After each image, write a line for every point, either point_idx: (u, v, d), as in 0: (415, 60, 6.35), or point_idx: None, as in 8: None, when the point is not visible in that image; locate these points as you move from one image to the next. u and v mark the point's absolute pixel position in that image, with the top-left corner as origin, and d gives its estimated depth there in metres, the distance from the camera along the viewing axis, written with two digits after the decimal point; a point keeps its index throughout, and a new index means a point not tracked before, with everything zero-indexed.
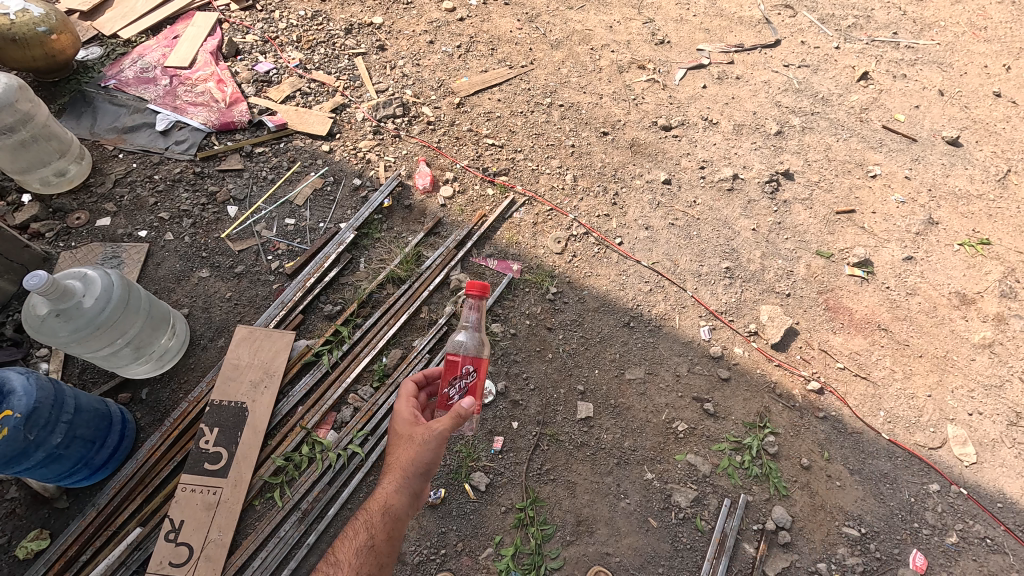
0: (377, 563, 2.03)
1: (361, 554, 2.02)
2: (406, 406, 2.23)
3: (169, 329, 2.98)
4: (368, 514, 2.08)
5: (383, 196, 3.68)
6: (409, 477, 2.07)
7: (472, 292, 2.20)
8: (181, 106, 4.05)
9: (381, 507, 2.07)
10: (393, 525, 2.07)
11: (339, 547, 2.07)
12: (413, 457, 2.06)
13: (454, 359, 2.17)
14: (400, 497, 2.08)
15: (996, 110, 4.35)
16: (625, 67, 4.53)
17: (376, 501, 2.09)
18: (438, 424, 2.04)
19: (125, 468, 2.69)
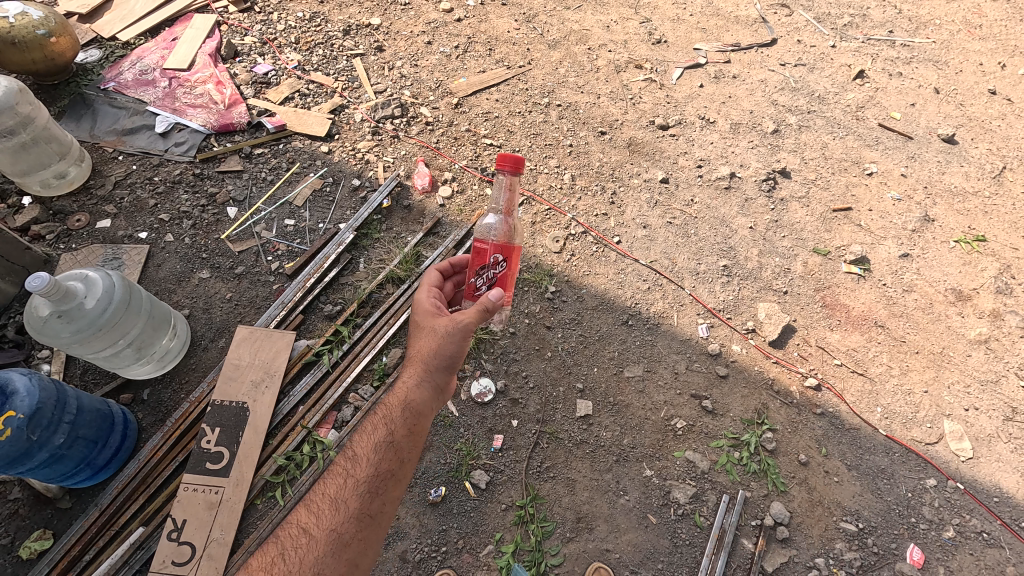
0: (397, 459, 2.08)
1: (379, 452, 2.07)
2: (429, 300, 2.29)
3: (170, 330, 2.99)
4: (387, 410, 2.13)
5: (382, 197, 3.70)
6: (431, 371, 2.15)
7: (504, 168, 2.09)
8: (180, 108, 4.06)
9: (401, 402, 2.14)
10: (413, 421, 2.13)
11: (359, 443, 2.12)
12: (434, 350, 2.12)
13: (482, 247, 2.14)
14: (420, 392, 2.15)
15: (991, 107, 4.38)
16: (623, 67, 4.55)
17: (396, 396, 2.16)
18: (463, 317, 2.08)
19: (127, 468, 2.71)
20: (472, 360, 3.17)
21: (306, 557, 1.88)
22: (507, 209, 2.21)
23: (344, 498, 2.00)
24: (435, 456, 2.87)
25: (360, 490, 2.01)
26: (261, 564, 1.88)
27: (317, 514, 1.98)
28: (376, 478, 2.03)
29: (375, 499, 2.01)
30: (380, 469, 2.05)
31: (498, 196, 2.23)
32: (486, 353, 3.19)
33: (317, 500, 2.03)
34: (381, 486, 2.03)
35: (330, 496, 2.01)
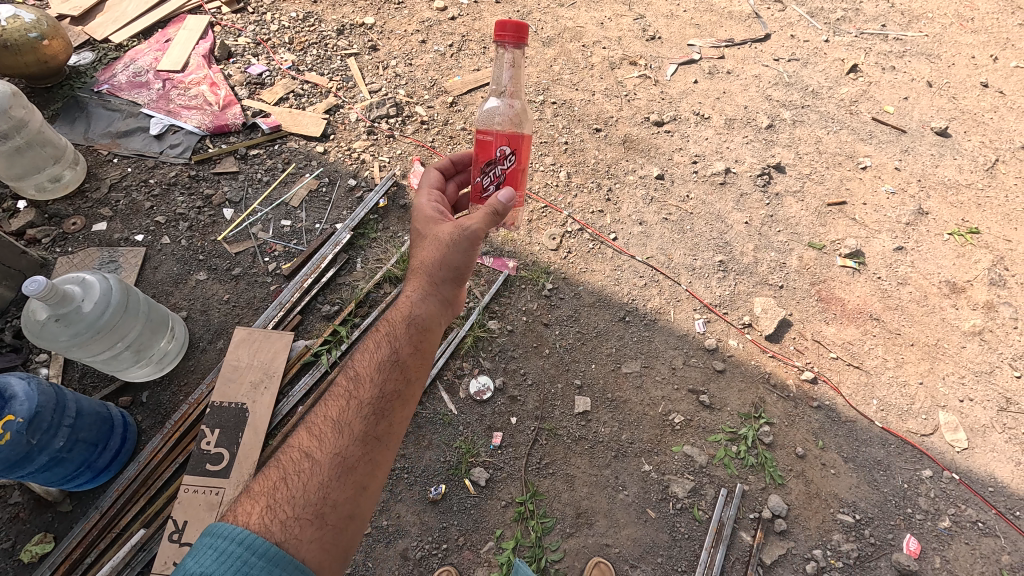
0: (404, 378, 1.90)
1: (383, 371, 1.88)
2: (432, 211, 2.23)
3: (168, 332, 2.99)
4: (391, 328, 1.97)
5: (379, 196, 3.71)
6: (439, 280, 2.05)
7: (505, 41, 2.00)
8: (174, 109, 4.05)
9: (406, 316, 1.99)
10: (421, 337, 1.98)
11: (360, 362, 1.92)
12: (441, 258, 2.03)
13: (487, 145, 2.07)
14: (427, 305, 2.03)
15: (983, 100, 4.40)
16: (617, 64, 4.56)
17: (402, 309, 2.01)
18: (471, 221, 2.01)
19: (128, 471, 2.71)
20: (471, 358, 3.18)
21: (310, 482, 1.64)
22: (511, 90, 2.21)
23: (348, 420, 1.77)
24: (435, 454, 2.89)
25: (364, 412, 1.79)
26: (258, 493, 1.60)
27: (318, 437, 1.74)
28: (382, 397, 1.83)
29: (381, 420, 1.80)
30: (386, 388, 1.85)
31: (501, 76, 2.18)
32: (484, 351, 3.20)
33: (316, 425, 1.78)
34: (388, 406, 1.83)
35: (331, 418, 1.78)
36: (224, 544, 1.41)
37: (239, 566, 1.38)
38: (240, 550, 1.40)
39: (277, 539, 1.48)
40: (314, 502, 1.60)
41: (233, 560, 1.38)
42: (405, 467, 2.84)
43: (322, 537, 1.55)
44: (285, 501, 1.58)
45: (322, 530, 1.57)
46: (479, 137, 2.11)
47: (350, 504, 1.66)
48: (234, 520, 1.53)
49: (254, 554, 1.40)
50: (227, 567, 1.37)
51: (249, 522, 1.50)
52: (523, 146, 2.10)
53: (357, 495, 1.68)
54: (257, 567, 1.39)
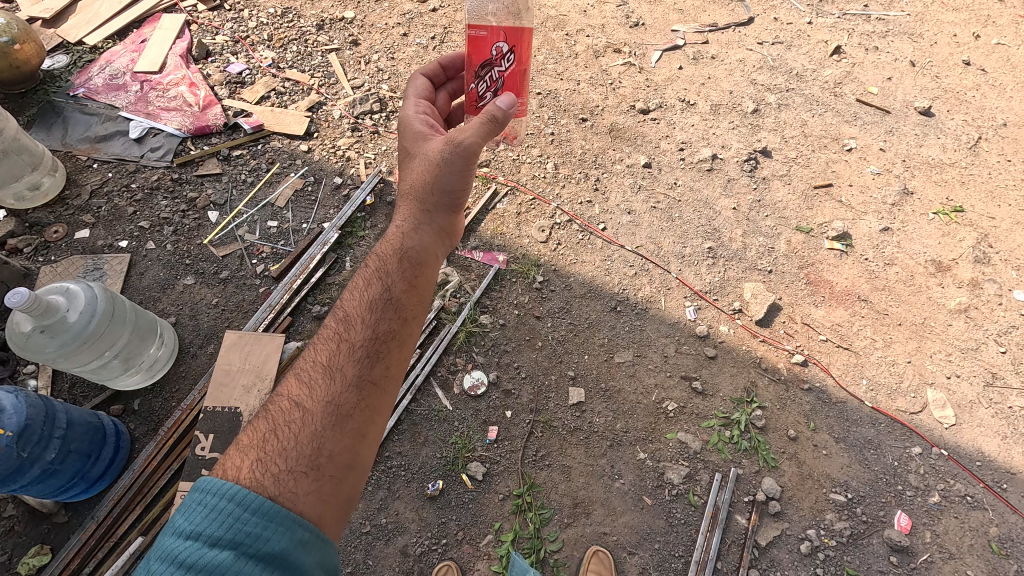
0: (398, 317, 1.88)
1: (374, 313, 1.85)
2: (421, 129, 2.23)
3: (158, 338, 2.95)
4: (383, 266, 1.97)
5: (365, 194, 3.68)
6: (437, 204, 2.09)
7: None
8: (154, 111, 3.98)
9: (398, 250, 2.00)
10: (414, 275, 1.98)
11: (350, 304, 1.91)
12: (435, 181, 2.05)
13: (482, 42, 2.08)
14: (422, 235, 2.05)
15: (966, 78, 4.42)
16: (601, 52, 4.53)
17: (395, 240, 2.03)
18: (467, 135, 2.01)
19: (123, 479, 2.70)
20: (464, 353, 3.19)
21: (303, 433, 1.61)
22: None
23: (339, 368, 1.74)
24: (431, 450, 2.90)
25: (357, 355, 1.77)
26: (249, 448, 1.59)
27: (308, 387, 1.71)
28: (376, 338, 1.81)
29: (376, 364, 1.78)
30: (379, 329, 1.83)
31: None
32: (477, 346, 3.21)
33: (306, 375, 1.75)
34: (382, 350, 1.81)
35: (322, 365, 1.76)
36: (213, 501, 1.41)
37: (232, 522, 1.39)
38: (231, 506, 1.40)
39: (271, 493, 1.47)
40: (310, 452, 1.58)
41: (225, 518, 1.39)
42: (402, 464, 2.85)
43: (320, 489, 1.54)
44: (278, 452, 1.56)
45: (319, 481, 1.55)
46: (473, 36, 2.08)
47: (348, 452, 1.64)
48: (225, 475, 1.53)
49: (245, 510, 1.40)
50: (220, 524, 1.38)
51: (240, 478, 1.49)
52: (521, 44, 2.10)
53: (356, 444, 1.66)
54: (249, 523, 1.39)
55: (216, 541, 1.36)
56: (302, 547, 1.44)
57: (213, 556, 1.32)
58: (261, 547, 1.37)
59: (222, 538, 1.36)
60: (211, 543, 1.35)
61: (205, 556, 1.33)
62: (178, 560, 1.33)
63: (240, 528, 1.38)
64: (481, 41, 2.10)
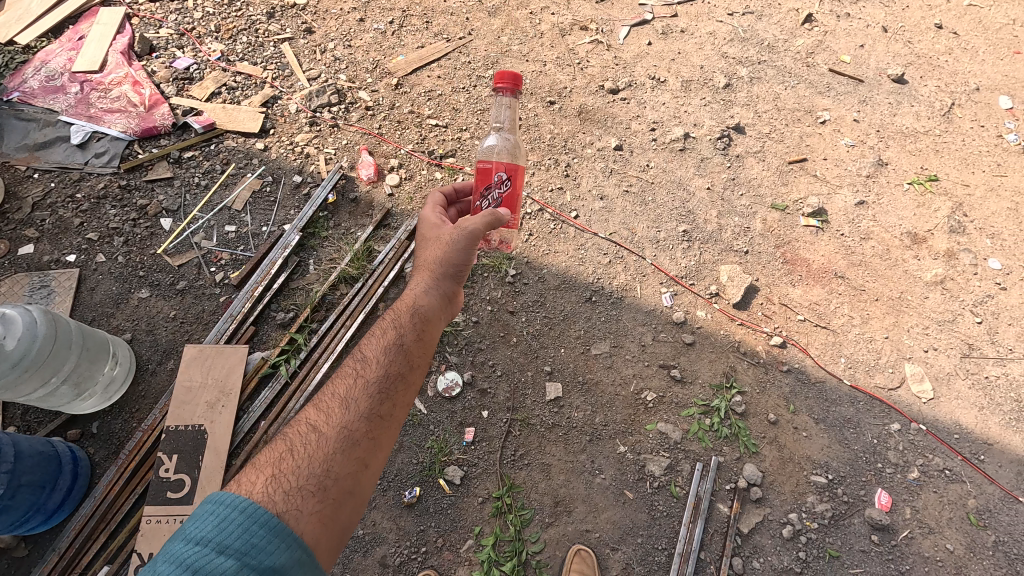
0: (409, 364, 1.89)
1: (390, 354, 1.87)
2: (433, 215, 2.27)
3: (110, 356, 2.80)
4: (396, 317, 1.97)
5: (326, 191, 3.52)
6: (440, 277, 2.08)
7: (503, 87, 2.35)
8: (96, 114, 3.73)
9: (410, 304, 2.01)
10: (423, 329, 1.98)
11: (366, 345, 1.92)
12: (443, 256, 2.08)
13: (487, 167, 2.23)
14: (430, 297, 2.04)
15: (938, 42, 4.33)
16: (568, 30, 4.36)
17: (404, 302, 2.01)
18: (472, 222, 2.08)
19: (84, 508, 2.59)
20: (436, 354, 3.09)
21: (316, 454, 1.63)
22: (509, 126, 2.57)
23: (356, 398, 1.76)
24: (407, 456, 2.82)
25: (371, 390, 1.79)
26: (264, 463, 1.60)
27: (325, 413, 1.74)
28: (388, 380, 1.82)
29: (387, 399, 1.79)
30: (392, 368, 1.85)
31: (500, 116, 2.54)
32: (450, 346, 3.11)
33: (325, 401, 1.77)
34: (394, 388, 1.82)
35: (339, 396, 1.78)
36: (226, 511, 1.41)
37: (240, 533, 1.37)
38: (242, 517, 1.40)
39: (279, 509, 1.47)
40: (318, 474, 1.59)
41: (235, 528, 1.38)
42: None
43: (322, 511, 1.53)
44: (292, 471, 1.57)
45: (323, 503, 1.55)
46: (479, 164, 2.27)
47: (351, 478, 1.64)
48: (239, 487, 1.52)
49: (256, 522, 1.40)
50: (230, 533, 1.37)
51: (254, 491, 1.49)
52: (518, 175, 2.26)
53: (358, 472, 1.67)
54: (258, 535, 1.39)
55: (223, 549, 1.33)
56: (297, 566, 1.42)
57: (219, 562, 1.29)
58: (263, 560, 1.36)
59: (229, 547, 1.34)
60: (219, 549, 1.33)
61: (212, 561, 1.29)
62: (180, 564, 1.28)
63: (248, 538, 1.37)
64: (485, 171, 2.26)
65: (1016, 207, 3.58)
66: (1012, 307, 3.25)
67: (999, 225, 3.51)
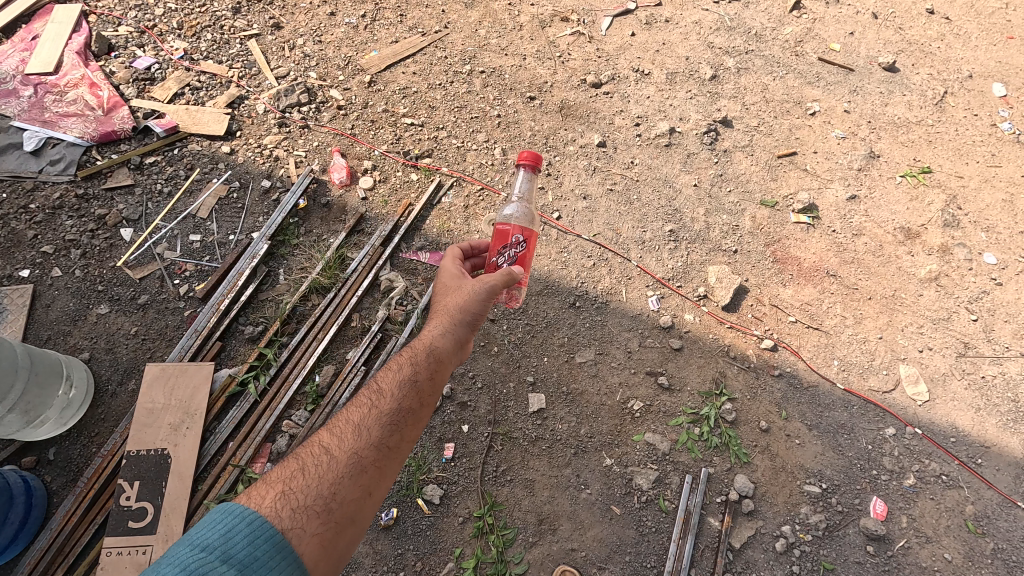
0: (422, 400, 1.87)
1: (405, 386, 1.86)
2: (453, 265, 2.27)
3: (64, 379, 2.64)
4: (410, 356, 1.94)
5: (296, 197, 3.35)
6: (456, 324, 2.03)
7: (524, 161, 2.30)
8: (52, 118, 3.51)
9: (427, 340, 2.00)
10: (437, 369, 1.93)
11: (384, 376, 1.93)
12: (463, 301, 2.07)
13: (505, 228, 2.23)
14: (445, 340, 1.98)
15: (930, 28, 4.20)
16: (548, 21, 4.19)
17: (419, 344, 1.98)
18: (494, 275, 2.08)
19: (39, 541, 2.45)
20: None
21: (325, 475, 1.63)
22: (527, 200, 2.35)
23: (369, 424, 1.77)
24: None
25: (385, 419, 1.79)
26: (275, 478, 1.61)
27: (339, 436, 1.75)
28: (400, 413, 1.81)
29: (399, 429, 1.79)
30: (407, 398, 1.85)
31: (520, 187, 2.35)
32: None
33: (339, 425, 1.79)
34: (406, 420, 1.81)
35: (354, 421, 1.79)
36: (235, 521, 1.42)
37: (245, 544, 1.38)
38: (248, 529, 1.41)
39: (284, 526, 1.47)
40: (325, 495, 1.59)
41: (241, 539, 1.39)
42: None
43: (323, 533, 1.53)
44: (300, 488, 1.58)
45: (325, 525, 1.54)
46: (498, 223, 2.28)
47: (355, 504, 1.63)
48: (247, 501, 1.53)
49: (260, 536, 1.41)
50: (236, 543, 1.38)
51: (263, 504, 1.51)
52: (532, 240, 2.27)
53: (363, 499, 1.66)
54: (262, 548, 1.40)
55: (227, 559, 1.33)
56: None
57: (222, 570, 1.29)
58: (262, 575, 1.36)
59: (234, 556, 1.35)
60: (223, 558, 1.33)
61: (215, 569, 1.29)
62: (183, 568, 1.27)
63: (253, 551, 1.38)
64: (503, 232, 2.26)
65: (1011, 198, 3.48)
66: (1008, 303, 3.15)
67: (994, 218, 3.41)
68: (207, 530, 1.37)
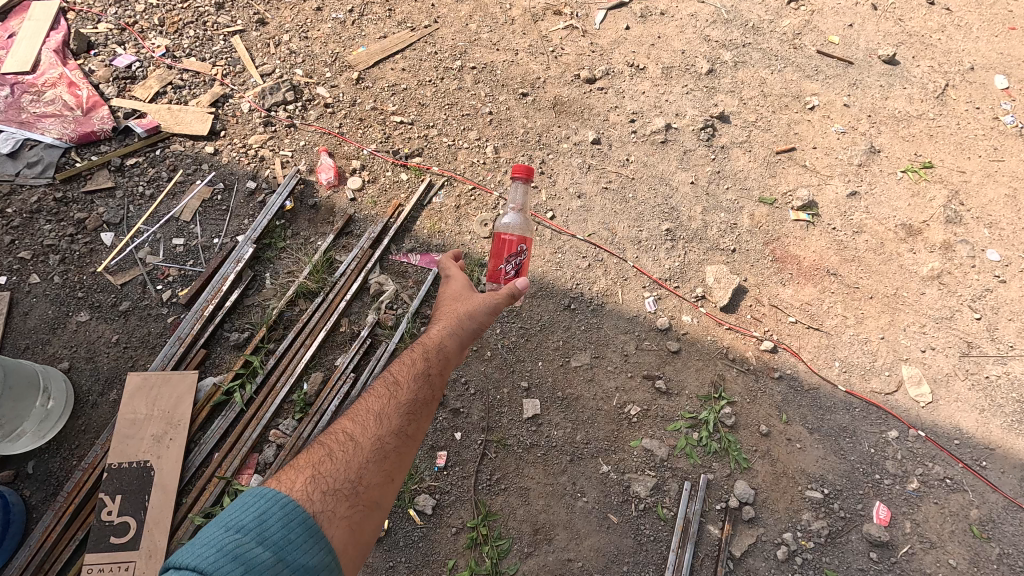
0: (437, 391, 1.91)
1: (421, 377, 1.89)
2: (459, 277, 2.25)
3: (41, 389, 2.54)
4: (424, 350, 1.96)
5: (283, 198, 3.25)
6: (466, 323, 2.04)
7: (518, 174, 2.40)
8: (29, 119, 3.39)
9: (436, 336, 2.02)
10: (448, 364, 1.96)
11: (398, 368, 1.94)
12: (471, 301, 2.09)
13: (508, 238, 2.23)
14: (457, 336, 2.01)
15: (930, 20, 4.12)
16: (540, 15, 4.09)
17: (430, 340, 2.00)
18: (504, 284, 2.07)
19: (18, 558, 2.37)
20: None
21: (351, 461, 1.63)
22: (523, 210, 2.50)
23: (389, 414, 1.78)
24: None
25: (403, 408, 1.81)
26: (303, 463, 1.60)
27: (361, 423, 1.75)
28: (416, 403, 1.83)
29: (417, 419, 1.82)
30: (423, 390, 1.87)
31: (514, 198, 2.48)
32: None
33: (360, 413, 1.79)
34: (423, 410, 1.84)
35: (374, 409, 1.80)
36: (268, 504, 1.41)
37: (279, 527, 1.37)
38: (282, 512, 1.41)
39: (315, 508, 1.47)
40: (352, 479, 1.60)
41: (275, 522, 1.38)
42: None
43: (352, 516, 1.53)
44: (329, 473, 1.58)
45: (353, 509, 1.55)
46: (500, 232, 2.27)
47: (379, 490, 1.65)
48: (276, 485, 1.52)
49: (293, 519, 1.40)
50: (269, 526, 1.36)
51: (293, 488, 1.50)
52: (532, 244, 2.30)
53: (386, 484, 1.68)
54: (295, 531, 1.39)
55: (262, 540, 1.32)
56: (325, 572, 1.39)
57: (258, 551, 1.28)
58: (295, 559, 1.35)
59: (269, 538, 1.33)
60: (258, 540, 1.32)
61: (251, 549, 1.28)
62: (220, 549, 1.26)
63: (286, 534, 1.37)
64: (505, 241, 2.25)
65: (1014, 193, 3.41)
66: (1013, 301, 3.09)
67: (997, 214, 3.34)
68: (242, 513, 1.36)
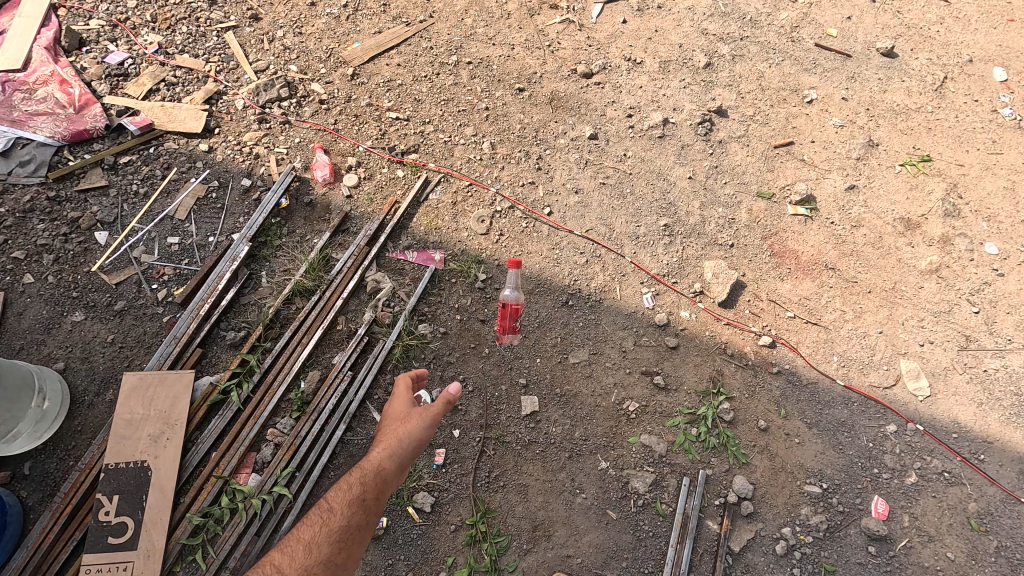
0: (368, 520, 2.00)
1: (353, 506, 1.99)
2: (404, 387, 2.32)
3: (36, 390, 2.53)
4: (359, 475, 2.05)
5: (278, 195, 3.23)
6: (403, 448, 2.11)
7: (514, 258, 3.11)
8: (20, 117, 3.35)
9: (373, 463, 2.08)
10: (383, 490, 2.05)
11: (331, 496, 2.03)
12: (409, 425, 2.16)
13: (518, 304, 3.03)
14: (392, 463, 2.08)
15: (929, 11, 4.09)
16: (537, 9, 4.05)
17: (367, 465, 2.07)
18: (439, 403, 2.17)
19: (15, 559, 2.36)
20: (402, 370, 2.86)
21: None
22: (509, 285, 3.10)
23: (316, 546, 1.88)
24: None
25: (331, 543, 1.90)
26: None
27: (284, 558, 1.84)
28: (349, 531, 1.95)
29: (345, 552, 1.92)
30: (353, 523, 1.96)
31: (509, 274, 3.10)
32: (417, 360, 2.88)
33: (287, 548, 1.88)
34: (351, 542, 1.94)
35: (302, 543, 1.89)
36: None
37: None
38: None
39: None
40: None
41: None
42: None
43: None
44: None
45: None
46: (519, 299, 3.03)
47: None
48: None
49: None
50: None
51: None
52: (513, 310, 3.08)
53: None
54: None
55: None
56: None
57: None
58: None
59: None
60: None
61: None
62: None
63: None
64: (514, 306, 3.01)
65: (1013, 186, 3.40)
66: (1011, 294, 3.08)
67: (995, 207, 3.33)
68: None
